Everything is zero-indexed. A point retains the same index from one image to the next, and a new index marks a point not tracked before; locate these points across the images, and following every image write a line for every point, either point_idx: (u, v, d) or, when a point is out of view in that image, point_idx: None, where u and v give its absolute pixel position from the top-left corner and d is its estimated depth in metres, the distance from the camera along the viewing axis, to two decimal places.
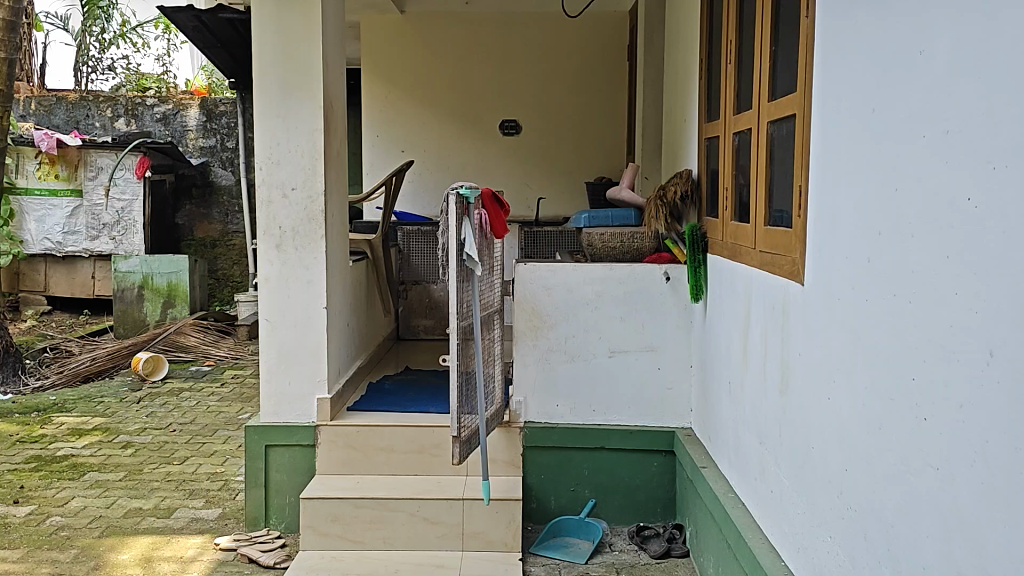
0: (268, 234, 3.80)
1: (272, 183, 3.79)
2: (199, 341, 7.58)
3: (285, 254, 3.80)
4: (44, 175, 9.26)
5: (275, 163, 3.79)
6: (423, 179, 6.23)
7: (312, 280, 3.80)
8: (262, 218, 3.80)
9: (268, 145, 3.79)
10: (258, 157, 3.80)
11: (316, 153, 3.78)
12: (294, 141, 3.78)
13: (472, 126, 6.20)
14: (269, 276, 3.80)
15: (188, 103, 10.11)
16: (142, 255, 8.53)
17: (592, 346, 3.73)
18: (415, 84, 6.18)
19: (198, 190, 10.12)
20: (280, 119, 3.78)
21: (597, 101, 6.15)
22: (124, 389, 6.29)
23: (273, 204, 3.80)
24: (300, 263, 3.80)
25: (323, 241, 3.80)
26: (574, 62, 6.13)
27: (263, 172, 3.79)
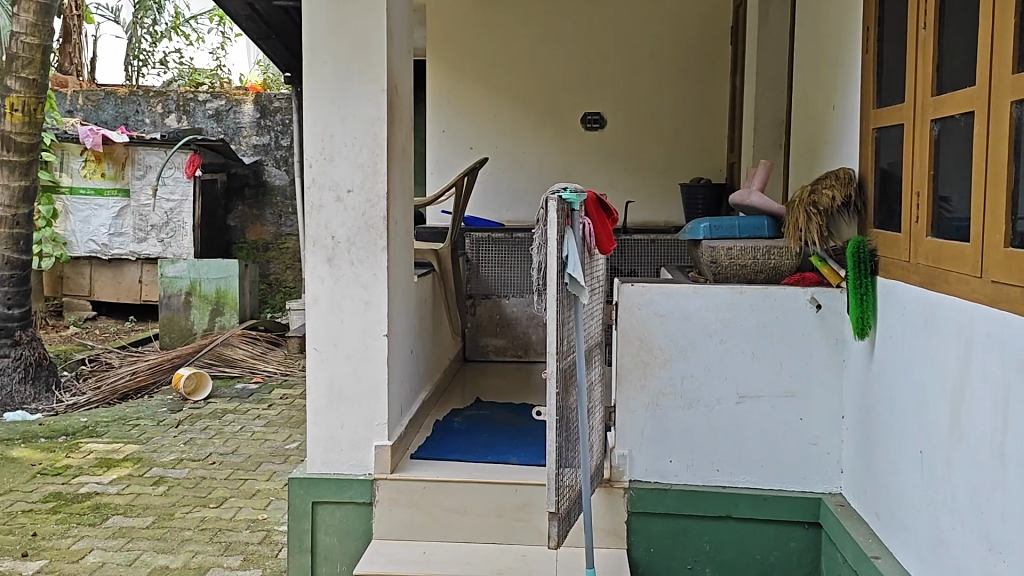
0: (317, 245, 3.13)
1: (323, 184, 3.12)
2: (246, 355, 6.96)
3: (339, 269, 3.13)
4: (90, 173, 8.79)
5: (327, 159, 3.11)
6: (496, 179, 5.55)
7: (371, 303, 3.11)
8: (311, 225, 3.13)
9: (319, 137, 3.11)
10: (306, 152, 3.13)
11: (378, 148, 3.09)
12: (352, 132, 3.10)
13: (550, 119, 5.49)
14: (318, 296, 3.13)
15: (242, 99, 9.54)
16: (190, 259, 7.94)
17: (717, 388, 2.98)
18: (489, 73, 5.52)
19: (250, 190, 9.57)
20: (334, 106, 3.10)
21: (694, 90, 5.39)
22: (162, 410, 5.65)
23: (325, 209, 3.12)
24: (356, 282, 3.12)
25: (385, 254, 3.11)
26: (668, 46, 5.39)
27: (312, 169, 3.12)
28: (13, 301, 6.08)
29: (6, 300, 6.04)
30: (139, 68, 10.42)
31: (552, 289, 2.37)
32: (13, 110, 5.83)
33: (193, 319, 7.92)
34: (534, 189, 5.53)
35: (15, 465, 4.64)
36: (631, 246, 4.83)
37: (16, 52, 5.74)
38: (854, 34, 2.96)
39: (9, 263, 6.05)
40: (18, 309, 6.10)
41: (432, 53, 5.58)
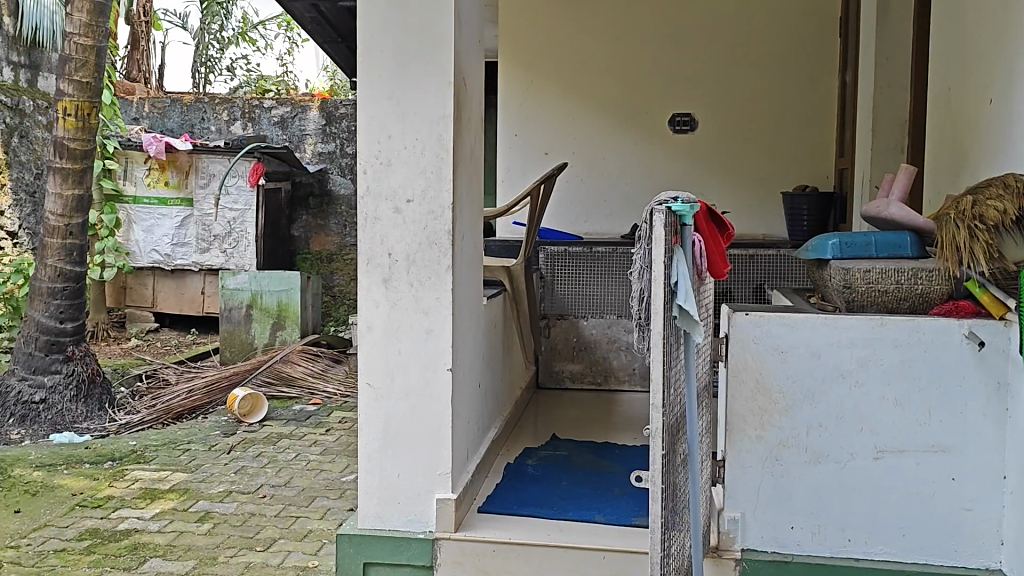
0: (372, 263, 2.69)
1: (379, 192, 2.68)
2: (306, 372, 6.57)
3: (395, 291, 2.68)
4: (153, 182, 8.56)
5: (385, 163, 2.68)
6: (575, 188, 5.11)
7: (432, 331, 2.66)
8: (364, 240, 2.70)
9: (374, 138, 2.68)
10: (360, 155, 2.69)
11: (443, 151, 2.64)
12: (413, 131, 2.66)
13: (634, 122, 5.03)
14: (372, 323, 2.69)
15: (307, 105, 9.24)
16: (251, 271, 7.61)
17: (850, 440, 2.52)
18: (565, 73, 5.07)
19: (315, 199, 9.27)
20: (393, 102, 2.66)
21: (794, 87, 4.91)
22: (215, 433, 5.27)
23: (381, 221, 2.69)
24: (416, 306, 2.67)
25: (451, 274, 2.65)
26: (765, 40, 4.92)
27: (367, 174, 2.69)
28: (65, 315, 5.83)
29: (58, 313, 5.80)
30: (206, 74, 10.29)
31: (656, 323, 1.88)
32: (66, 115, 5.60)
33: (253, 332, 7.59)
34: (618, 199, 5.07)
35: (55, 494, 4.30)
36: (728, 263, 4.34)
37: (69, 54, 5.51)
38: (1022, 12, 2.45)
39: (62, 276, 5.79)
40: (71, 323, 5.86)
41: (503, 51, 5.14)
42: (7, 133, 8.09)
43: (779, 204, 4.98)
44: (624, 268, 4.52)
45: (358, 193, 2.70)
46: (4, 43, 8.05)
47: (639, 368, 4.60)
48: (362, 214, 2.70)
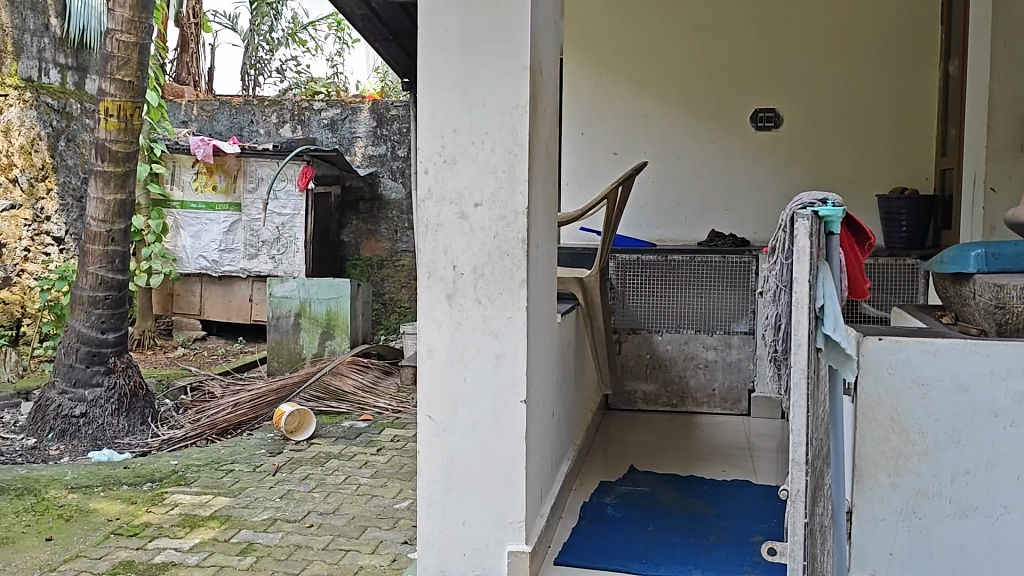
0: (433, 277, 2.34)
1: (443, 195, 2.33)
2: (355, 387, 6.21)
3: (460, 311, 2.32)
4: (201, 186, 8.35)
5: (450, 161, 2.32)
6: (652, 188, 5.09)
7: (502, 357, 2.30)
8: (425, 251, 2.35)
9: (437, 132, 2.33)
10: (420, 151, 2.35)
11: (517, 147, 2.28)
12: (481, 121, 2.30)
13: (709, 120, 4.99)
14: (434, 346, 2.34)
15: (358, 107, 8.95)
16: (300, 277, 7.31)
17: (1004, 491, 2.20)
18: (642, 70, 5.06)
19: (366, 204, 8.98)
20: (459, 91, 2.31)
21: (876, 78, 4.77)
22: (261, 452, 4.95)
23: (445, 229, 2.34)
24: (484, 329, 2.31)
25: (525, 290, 2.29)
26: (842, 34, 4.81)
27: (428, 173, 2.34)
28: (107, 325, 5.59)
29: (99, 323, 5.55)
30: (256, 77, 10.06)
31: (800, 360, 1.63)
32: (108, 116, 5.37)
33: (302, 342, 7.30)
34: (695, 198, 5.04)
35: (89, 520, 4.01)
36: None
37: (111, 52, 5.30)
38: None
39: (103, 284, 5.54)
40: (112, 333, 5.62)
41: (576, 48, 5.13)
42: (53, 137, 7.94)
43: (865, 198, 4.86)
44: (700, 279, 4.18)
45: (418, 197, 2.36)
46: (51, 44, 7.88)
47: (719, 388, 4.25)
48: (424, 220, 2.35)
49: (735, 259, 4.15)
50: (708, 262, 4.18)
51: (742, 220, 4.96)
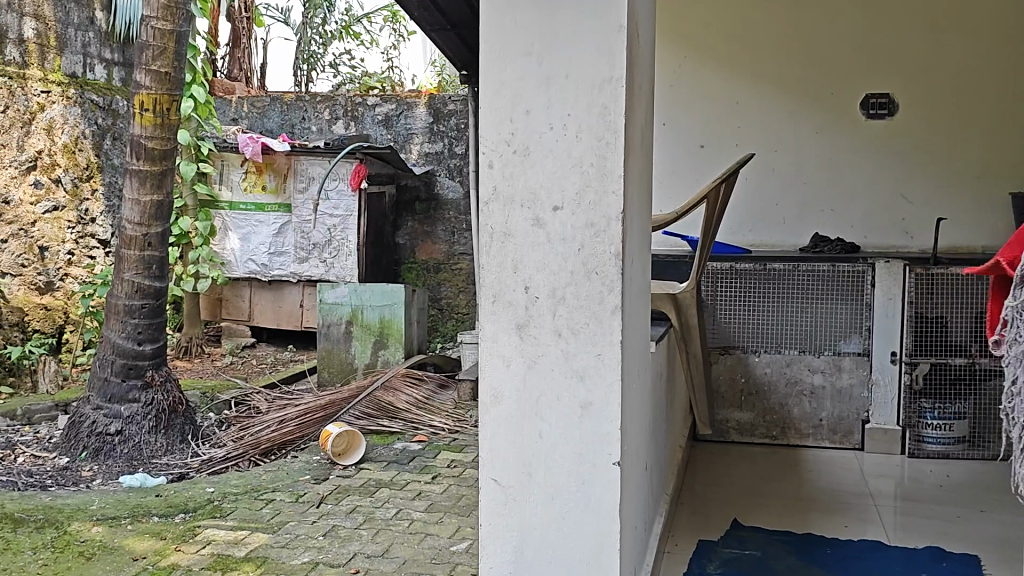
0: (499, 302, 1.92)
1: (514, 197, 1.89)
2: (410, 405, 5.69)
3: (537, 347, 1.90)
4: (250, 186, 7.97)
5: (522, 152, 1.87)
6: (756, 183, 5.15)
7: (590, 410, 1.88)
8: (490, 268, 1.92)
9: (504, 117, 1.88)
10: (484, 140, 1.90)
11: (606, 134, 1.81)
12: (563, 99, 1.83)
13: (816, 112, 5.04)
14: (501, 391, 1.93)
15: (413, 102, 8.49)
16: (352, 283, 6.86)
17: None
18: (741, 58, 5.10)
19: (421, 204, 8.55)
20: (531, 62, 1.85)
21: (988, 72, 4.84)
22: (305, 479, 4.48)
23: (517, 239, 1.90)
24: (566, 374, 1.88)
25: (618, 319, 1.84)
26: (953, 28, 4.86)
27: (495, 165, 1.90)
28: (144, 336, 5.19)
29: (136, 333, 5.16)
30: (308, 72, 9.61)
31: None
32: (143, 110, 4.98)
33: (354, 351, 6.87)
34: (801, 192, 5.09)
35: (112, 560, 3.56)
36: (937, 283, 4.19)
37: (146, 41, 4.92)
38: None
39: (140, 291, 5.15)
40: (150, 345, 5.22)
41: (675, 34, 5.18)
42: (99, 135, 7.65)
43: (979, 194, 4.89)
44: (803, 286, 4.37)
45: (482, 198, 1.92)
46: (97, 38, 7.56)
47: (824, 418, 4.50)
48: (488, 228, 1.92)
49: (844, 268, 4.33)
50: (814, 271, 4.36)
51: (849, 218, 5.04)
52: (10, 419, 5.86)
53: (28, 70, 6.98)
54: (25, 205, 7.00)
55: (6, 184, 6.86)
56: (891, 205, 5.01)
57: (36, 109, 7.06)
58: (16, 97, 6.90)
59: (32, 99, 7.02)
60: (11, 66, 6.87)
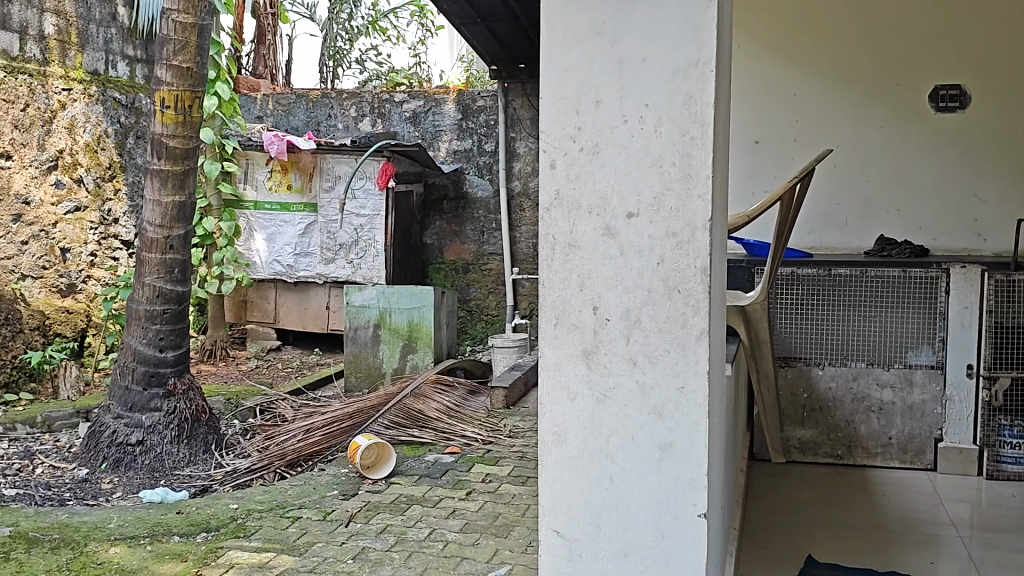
0: (565, 324, 1.71)
1: (580, 204, 1.68)
2: (442, 414, 5.42)
3: (608, 378, 1.68)
4: (276, 186, 7.77)
5: (592, 150, 1.67)
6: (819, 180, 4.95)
7: (671, 451, 1.66)
8: (552, 286, 1.71)
9: (571, 109, 1.67)
10: (548, 137, 1.70)
11: (690, 127, 1.60)
12: (641, 88, 1.62)
13: (883, 106, 4.85)
14: (566, 428, 1.72)
15: (442, 98, 8.26)
16: (380, 285, 6.64)
17: None
18: (802, 49, 4.92)
19: (450, 203, 8.32)
20: (602, 43, 1.64)
21: None
22: (332, 495, 4.25)
23: (584, 252, 1.69)
24: (643, 409, 1.67)
25: (703, 342, 1.63)
26: None
27: (559, 166, 1.69)
28: (166, 342, 4.99)
29: (157, 340, 4.95)
30: (334, 68, 9.40)
31: None
32: (164, 107, 4.77)
33: (382, 356, 6.64)
34: (867, 189, 4.91)
35: None
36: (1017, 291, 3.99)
37: (167, 35, 4.72)
38: None
39: (162, 296, 4.94)
40: (172, 351, 5.02)
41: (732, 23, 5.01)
42: (122, 133, 7.49)
43: None
44: (872, 293, 4.17)
45: (543, 205, 1.71)
46: (119, 35, 7.40)
47: (894, 438, 4.28)
48: (550, 238, 1.71)
49: (917, 274, 4.13)
50: (883, 276, 4.15)
51: (917, 216, 4.86)
52: (29, 427, 5.68)
53: (50, 67, 6.81)
54: (46, 206, 6.82)
55: (27, 184, 6.68)
56: (958, 205, 4.81)
57: (57, 107, 6.88)
58: (37, 95, 6.70)
59: (53, 97, 6.84)
60: (32, 62, 6.69)
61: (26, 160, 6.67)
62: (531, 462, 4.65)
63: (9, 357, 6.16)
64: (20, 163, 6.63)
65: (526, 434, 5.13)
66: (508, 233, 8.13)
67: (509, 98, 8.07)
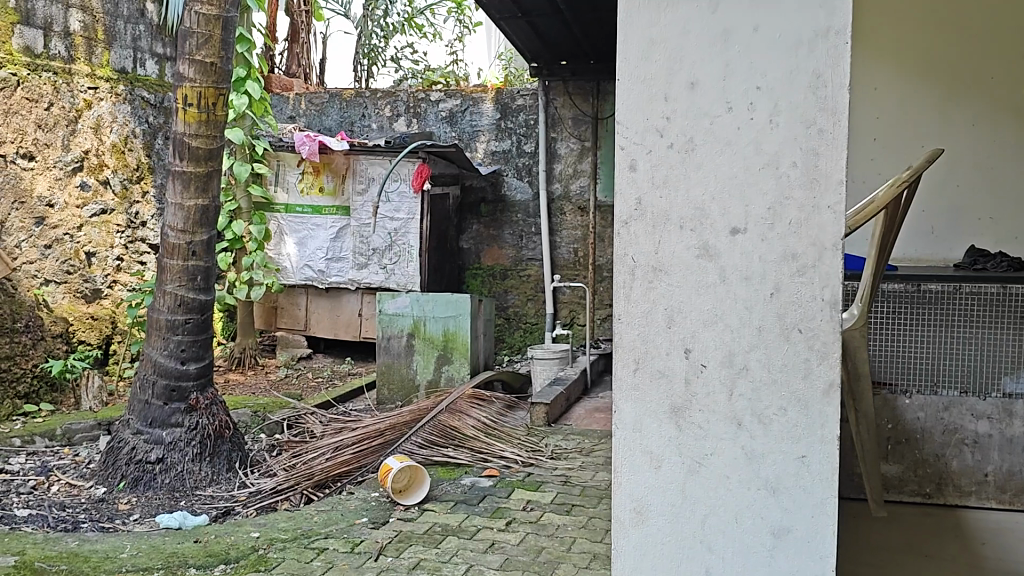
0: (664, 342, 1.72)
1: (670, 217, 1.69)
2: (478, 432, 5.07)
3: (707, 406, 1.70)
4: (307, 188, 7.49)
5: (691, 160, 1.67)
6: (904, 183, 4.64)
7: (779, 490, 1.67)
8: (638, 319, 1.72)
9: (676, 121, 1.68)
10: (625, 137, 1.70)
11: (806, 136, 1.61)
12: (751, 108, 1.63)
13: (974, 103, 4.50)
14: (663, 454, 1.73)
15: (479, 97, 7.94)
16: (414, 292, 6.34)
17: None
18: (884, 42, 4.59)
19: (487, 206, 8.00)
20: (712, 55, 1.65)
21: None
22: (361, 523, 3.93)
23: (673, 278, 1.70)
24: (736, 454, 1.68)
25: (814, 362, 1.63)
26: None
27: (640, 168, 1.70)
28: (188, 354, 4.70)
29: (179, 351, 4.67)
30: (369, 67, 9.12)
31: None
32: (186, 105, 4.49)
33: (416, 367, 6.33)
34: (954, 192, 4.60)
35: None
36: None
37: (190, 28, 4.44)
38: None
39: (183, 305, 4.66)
40: (194, 364, 4.74)
41: None
42: (150, 134, 7.36)
43: None
44: (966, 310, 3.34)
45: (622, 217, 1.72)
46: (148, 32, 7.22)
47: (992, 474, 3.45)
48: (631, 256, 1.72)
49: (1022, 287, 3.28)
50: (981, 290, 3.32)
51: (1010, 222, 4.53)
52: (49, 439, 5.47)
53: (75, 65, 6.61)
54: (70, 209, 6.62)
55: (50, 186, 6.46)
56: None
57: (82, 107, 6.68)
58: (62, 94, 6.50)
59: (78, 96, 6.64)
60: (57, 60, 6.47)
61: (49, 161, 6.45)
62: (575, 487, 4.31)
63: (29, 365, 5.94)
64: (43, 164, 6.41)
65: (569, 455, 4.79)
66: (548, 238, 7.79)
67: (549, 97, 7.74)
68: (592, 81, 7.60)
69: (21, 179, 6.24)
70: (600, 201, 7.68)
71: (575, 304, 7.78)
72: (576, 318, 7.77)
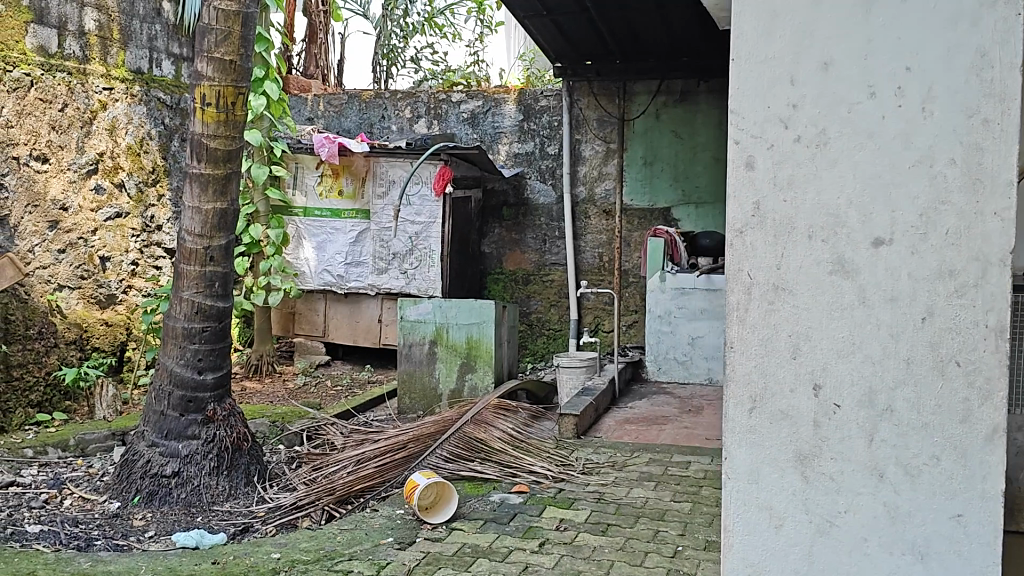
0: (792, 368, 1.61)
1: (796, 226, 1.60)
2: (506, 444, 4.85)
3: (842, 444, 1.58)
4: (326, 191, 7.34)
5: (824, 159, 1.58)
6: None
7: (926, 552, 1.55)
8: (755, 348, 1.63)
9: (807, 125, 1.59)
10: (742, 131, 1.62)
11: (957, 135, 1.51)
12: (898, 96, 1.54)
13: None
14: (786, 513, 1.62)
15: (502, 97, 7.74)
16: (436, 298, 6.14)
17: None
18: None
19: (510, 209, 7.81)
20: (846, 54, 1.56)
21: None
22: (387, 543, 3.74)
23: (801, 296, 1.60)
24: (878, 513, 1.57)
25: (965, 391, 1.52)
26: None
27: (761, 169, 1.61)
28: (205, 363, 4.52)
29: (196, 361, 4.49)
30: (388, 68, 8.95)
31: None
32: (204, 104, 4.31)
33: (439, 376, 6.14)
34: None
35: None
36: None
37: (208, 24, 4.27)
38: None
39: (201, 313, 4.48)
40: (212, 374, 4.56)
41: None
42: (166, 136, 7.21)
43: None
44: None
45: (737, 227, 1.63)
46: (164, 32, 7.07)
47: None
48: (748, 273, 1.63)
49: None
50: None
51: None
52: (62, 450, 5.30)
53: (90, 65, 6.46)
54: (84, 212, 6.47)
55: (64, 189, 6.30)
56: None
57: (97, 108, 6.54)
58: (76, 94, 6.35)
59: (93, 96, 6.50)
60: (72, 60, 6.32)
61: (64, 164, 6.30)
62: (609, 505, 4.10)
63: (42, 373, 5.76)
64: (57, 166, 6.25)
65: (602, 470, 4.57)
66: (573, 242, 7.58)
67: (574, 98, 7.55)
68: (617, 81, 7.40)
69: (35, 182, 6.08)
70: (626, 204, 7.48)
71: (600, 310, 7.57)
72: (601, 325, 7.56)
